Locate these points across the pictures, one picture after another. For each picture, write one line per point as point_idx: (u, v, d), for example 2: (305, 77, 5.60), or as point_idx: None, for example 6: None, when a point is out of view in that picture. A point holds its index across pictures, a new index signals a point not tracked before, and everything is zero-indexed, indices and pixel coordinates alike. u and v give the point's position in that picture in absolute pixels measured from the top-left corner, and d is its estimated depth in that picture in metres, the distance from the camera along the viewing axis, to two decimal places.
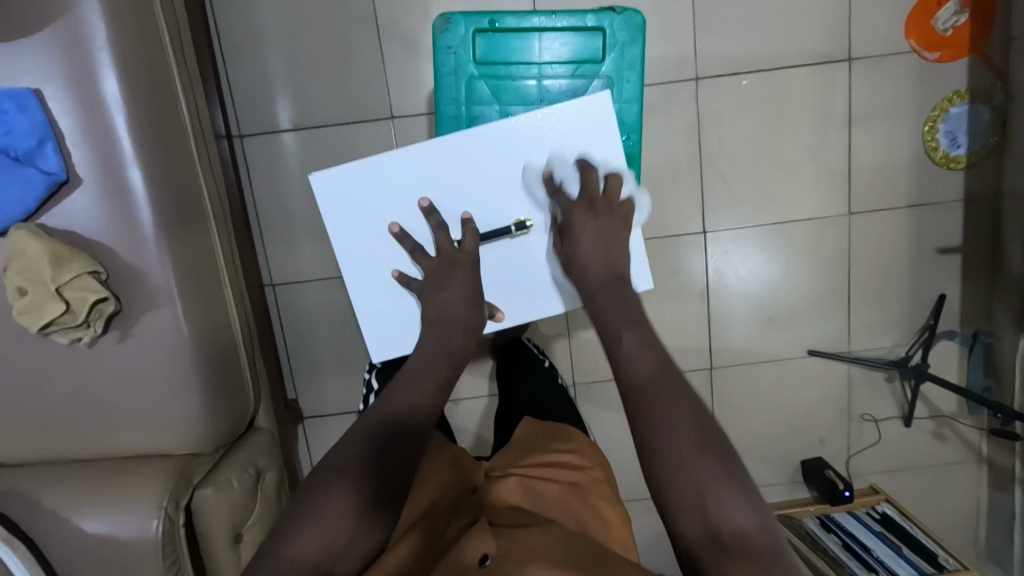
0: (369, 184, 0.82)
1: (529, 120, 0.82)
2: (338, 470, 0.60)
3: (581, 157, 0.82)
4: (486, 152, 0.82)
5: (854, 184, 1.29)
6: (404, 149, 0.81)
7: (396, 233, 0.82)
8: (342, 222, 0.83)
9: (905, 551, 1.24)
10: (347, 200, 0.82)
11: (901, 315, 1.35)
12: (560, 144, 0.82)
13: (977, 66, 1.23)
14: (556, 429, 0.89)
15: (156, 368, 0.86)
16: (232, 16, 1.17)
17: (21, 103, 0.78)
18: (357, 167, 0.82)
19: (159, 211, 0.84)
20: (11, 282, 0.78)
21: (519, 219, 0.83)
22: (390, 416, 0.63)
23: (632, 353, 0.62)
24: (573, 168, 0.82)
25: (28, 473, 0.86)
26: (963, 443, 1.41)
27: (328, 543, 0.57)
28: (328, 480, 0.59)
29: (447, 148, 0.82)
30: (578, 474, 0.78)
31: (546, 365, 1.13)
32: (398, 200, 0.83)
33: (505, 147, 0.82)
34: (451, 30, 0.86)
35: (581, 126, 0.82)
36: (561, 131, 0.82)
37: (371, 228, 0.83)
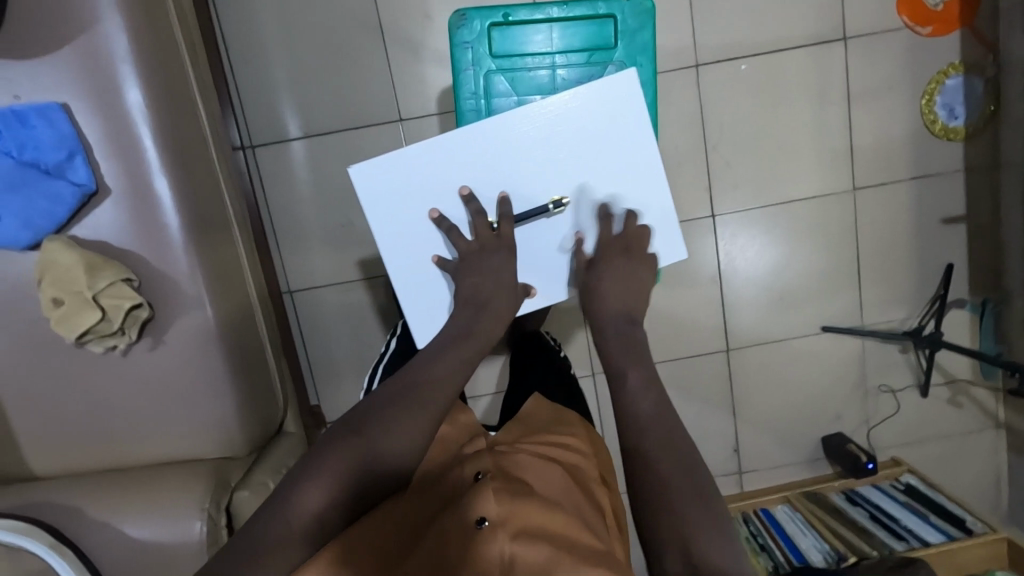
0: (407, 173, 0.82)
1: (563, 100, 0.81)
2: (352, 430, 0.62)
3: (618, 135, 0.82)
4: (521, 134, 0.82)
5: (855, 160, 1.31)
6: (434, 140, 0.81)
7: (436, 220, 0.82)
8: (382, 213, 0.82)
9: (931, 518, 1.26)
10: (381, 196, 0.82)
11: (910, 286, 1.37)
12: (596, 123, 0.81)
13: (968, 39, 1.27)
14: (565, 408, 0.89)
15: (190, 373, 0.87)
16: (238, 30, 1.19)
17: (48, 117, 0.79)
18: (393, 157, 0.81)
19: (186, 219, 0.85)
20: (47, 293, 0.79)
21: (556, 198, 0.83)
22: (408, 383, 0.66)
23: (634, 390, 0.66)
24: (609, 145, 0.82)
25: (67, 484, 0.86)
26: (980, 409, 1.42)
27: (330, 500, 0.58)
28: (339, 442, 0.61)
29: (480, 134, 0.81)
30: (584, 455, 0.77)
31: (558, 349, 1.16)
32: (431, 192, 0.83)
33: (541, 128, 0.82)
34: (467, 26, 0.89)
35: (616, 104, 0.81)
36: (597, 110, 0.81)
37: (404, 221, 0.83)
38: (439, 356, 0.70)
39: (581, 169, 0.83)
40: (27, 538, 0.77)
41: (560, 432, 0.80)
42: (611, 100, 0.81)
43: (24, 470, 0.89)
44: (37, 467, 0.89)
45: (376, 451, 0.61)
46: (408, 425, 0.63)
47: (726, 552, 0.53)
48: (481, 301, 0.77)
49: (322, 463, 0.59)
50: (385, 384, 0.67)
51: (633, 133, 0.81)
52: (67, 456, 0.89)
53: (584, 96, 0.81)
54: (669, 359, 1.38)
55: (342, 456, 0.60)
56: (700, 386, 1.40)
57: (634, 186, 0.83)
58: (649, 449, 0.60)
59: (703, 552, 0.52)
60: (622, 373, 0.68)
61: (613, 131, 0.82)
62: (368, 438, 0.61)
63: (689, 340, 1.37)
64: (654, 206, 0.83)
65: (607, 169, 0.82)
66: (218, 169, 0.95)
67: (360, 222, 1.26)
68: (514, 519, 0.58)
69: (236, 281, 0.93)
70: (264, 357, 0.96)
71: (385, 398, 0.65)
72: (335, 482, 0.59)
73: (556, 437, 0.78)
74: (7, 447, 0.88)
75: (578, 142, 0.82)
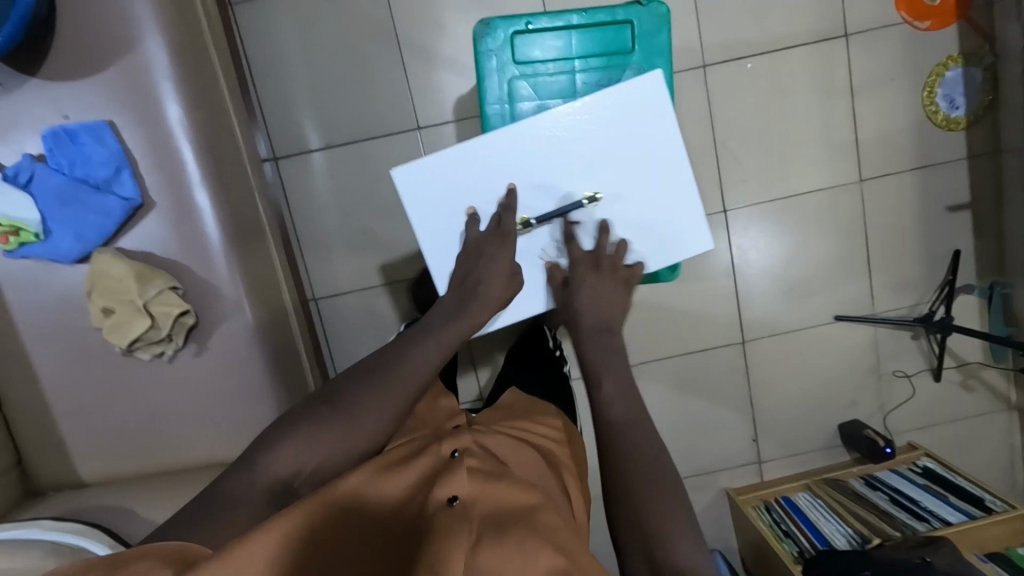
0: (447, 174, 0.85)
1: (597, 101, 0.83)
2: (326, 405, 0.70)
3: (650, 134, 0.84)
4: (554, 136, 0.84)
5: (861, 152, 1.35)
6: (471, 142, 0.84)
7: (472, 216, 0.85)
8: (423, 212, 0.85)
9: (951, 498, 1.28)
10: (422, 197, 0.85)
11: (919, 272, 1.40)
12: (628, 124, 0.84)
13: (966, 31, 1.31)
14: (540, 402, 0.96)
15: (233, 377, 0.90)
16: (260, 47, 1.23)
17: (98, 135, 0.83)
18: (434, 159, 0.84)
19: (225, 229, 0.88)
20: (98, 303, 0.84)
21: (589, 193, 0.86)
22: (388, 364, 0.73)
23: (610, 398, 0.76)
24: (642, 146, 0.84)
25: (118, 489, 0.89)
26: (992, 392, 1.45)
27: (299, 463, 0.66)
28: (313, 415, 0.69)
29: (518, 135, 0.84)
30: (553, 444, 0.84)
31: (554, 340, 1.15)
32: (468, 192, 0.85)
33: (575, 129, 0.84)
34: (491, 35, 0.94)
35: (648, 106, 0.83)
36: (630, 111, 0.84)
37: (444, 220, 0.85)
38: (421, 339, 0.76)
39: (612, 168, 0.85)
40: (92, 541, 0.76)
41: (533, 421, 0.88)
42: (642, 102, 0.83)
43: (74, 477, 0.92)
44: (86, 473, 0.92)
45: (357, 422, 0.69)
46: (383, 401, 0.71)
47: (688, 551, 0.60)
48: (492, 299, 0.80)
49: (306, 427, 0.67)
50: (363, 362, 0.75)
51: (662, 131, 0.84)
52: (115, 462, 0.92)
53: (613, 98, 0.83)
54: (687, 352, 1.41)
55: (328, 424, 0.68)
56: (718, 378, 1.42)
57: (662, 184, 0.85)
58: None
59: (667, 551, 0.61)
60: (598, 379, 0.78)
61: (641, 129, 0.84)
62: (344, 409, 0.69)
63: (705, 333, 1.40)
64: (683, 205, 0.86)
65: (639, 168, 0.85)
66: (250, 180, 0.99)
67: (381, 228, 1.29)
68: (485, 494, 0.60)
69: (270, 287, 0.96)
70: (298, 360, 1.00)
71: (366, 371, 0.73)
72: (303, 447, 0.66)
73: (532, 427, 0.86)
74: (58, 454, 0.91)
75: (607, 142, 0.84)
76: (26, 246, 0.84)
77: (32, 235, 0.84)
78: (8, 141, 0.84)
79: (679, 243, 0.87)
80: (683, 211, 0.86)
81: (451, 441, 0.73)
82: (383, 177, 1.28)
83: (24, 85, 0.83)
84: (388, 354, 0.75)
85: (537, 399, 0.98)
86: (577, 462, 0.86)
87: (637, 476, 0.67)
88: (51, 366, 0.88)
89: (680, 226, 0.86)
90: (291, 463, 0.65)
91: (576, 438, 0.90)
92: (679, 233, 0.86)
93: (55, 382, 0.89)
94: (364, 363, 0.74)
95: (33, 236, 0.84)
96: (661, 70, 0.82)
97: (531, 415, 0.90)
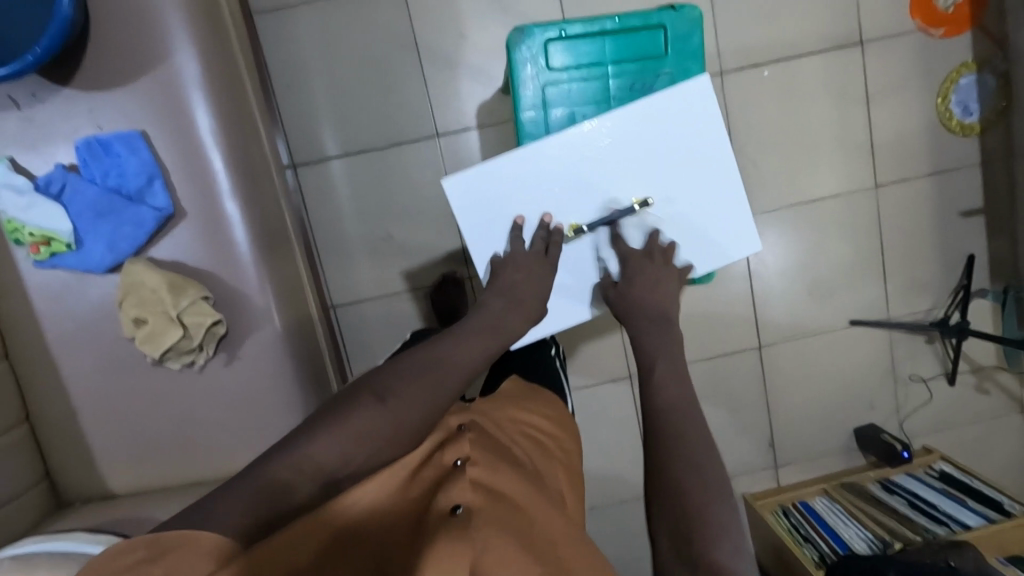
0: (500, 182, 0.85)
1: (647, 107, 0.84)
2: (375, 395, 0.57)
3: (699, 138, 0.84)
4: (606, 142, 0.85)
5: (876, 157, 1.36)
6: (522, 148, 0.84)
7: (518, 226, 0.84)
8: (473, 221, 0.85)
9: (969, 502, 1.29)
10: (474, 204, 0.85)
11: (934, 276, 1.41)
12: (679, 129, 0.84)
13: (979, 38, 1.32)
14: (540, 392, 0.91)
15: (262, 385, 0.90)
16: (281, 54, 1.23)
17: (131, 145, 0.83)
18: (484, 167, 0.84)
19: (254, 237, 0.88)
20: (129, 313, 0.84)
21: (639, 199, 0.86)
22: (433, 355, 0.63)
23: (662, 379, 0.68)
24: (692, 150, 0.85)
25: (147, 500, 0.89)
26: (1006, 394, 1.46)
27: (341, 456, 0.53)
28: (357, 401, 0.56)
29: (568, 141, 0.85)
30: (547, 435, 0.80)
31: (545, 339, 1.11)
32: (517, 199, 0.85)
33: (626, 135, 0.85)
34: (526, 42, 0.95)
35: (697, 111, 0.84)
36: (679, 116, 0.84)
37: (492, 229, 0.85)
38: (469, 336, 0.66)
39: (661, 172, 0.85)
40: None
41: (527, 409, 0.83)
42: (692, 107, 0.84)
43: (103, 488, 0.92)
44: (115, 483, 0.92)
45: (399, 418, 0.56)
46: (428, 397, 0.59)
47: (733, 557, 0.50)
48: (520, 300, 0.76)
49: (347, 418, 0.54)
50: (404, 355, 0.63)
51: (711, 136, 0.84)
52: (144, 472, 0.92)
53: (660, 100, 0.84)
54: (704, 357, 1.41)
55: (365, 419, 0.55)
56: (735, 383, 1.43)
57: (710, 187, 0.86)
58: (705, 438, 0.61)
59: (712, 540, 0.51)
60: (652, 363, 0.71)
61: (689, 133, 0.84)
62: (395, 409, 0.57)
63: (722, 338, 1.40)
64: (731, 206, 0.86)
65: (689, 172, 0.85)
66: (276, 188, 0.98)
67: (401, 235, 1.29)
68: (492, 508, 0.52)
69: (297, 294, 0.96)
70: (324, 367, 1.00)
71: (408, 368, 0.60)
72: (347, 440, 0.53)
73: (524, 418, 0.80)
74: (88, 464, 0.91)
75: (657, 145, 0.85)
76: (57, 256, 0.84)
77: (63, 245, 0.84)
78: (41, 151, 0.84)
79: (726, 244, 0.87)
80: (730, 213, 0.86)
81: (454, 441, 0.62)
82: (404, 185, 1.28)
83: (57, 96, 0.83)
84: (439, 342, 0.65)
85: (541, 391, 0.93)
86: (575, 454, 0.82)
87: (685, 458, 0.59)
88: (80, 377, 0.89)
89: (727, 228, 0.87)
90: (335, 458, 0.52)
91: (567, 431, 0.84)
92: (728, 234, 0.86)
93: (85, 393, 0.89)
94: (411, 350, 0.64)
95: (64, 246, 0.84)
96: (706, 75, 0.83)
97: (527, 402, 0.85)
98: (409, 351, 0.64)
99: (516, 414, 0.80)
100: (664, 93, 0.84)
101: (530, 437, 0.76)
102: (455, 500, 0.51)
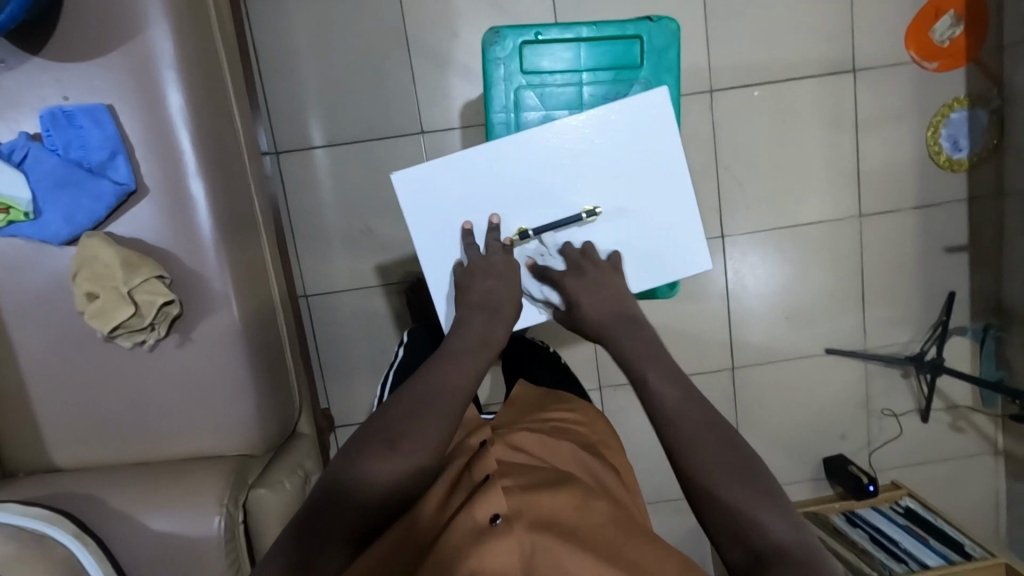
0: (459, 189, 0.84)
1: (603, 118, 0.84)
2: (382, 442, 0.57)
3: (657, 148, 0.84)
4: (560, 152, 0.84)
5: (863, 186, 1.35)
6: (473, 154, 0.84)
7: (467, 231, 0.83)
8: (425, 222, 0.84)
9: (931, 541, 1.27)
10: (424, 205, 0.84)
11: (913, 312, 1.40)
12: (637, 139, 0.84)
13: (974, 74, 1.31)
14: (558, 391, 0.88)
15: (213, 369, 0.90)
16: (270, 41, 1.23)
17: (96, 119, 0.83)
18: (436, 169, 0.84)
19: (218, 220, 0.88)
20: (82, 287, 0.84)
21: (587, 208, 0.85)
22: (429, 393, 0.62)
23: (658, 386, 0.61)
24: (648, 160, 0.84)
25: (87, 477, 0.88)
26: (980, 435, 1.44)
27: (368, 510, 0.55)
28: (369, 452, 0.56)
29: (522, 149, 0.84)
30: (579, 426, 0.78)
31: (548, 349, 1.06)
32: (471, 202, 0.84)
33: (579, 144, 0.84)
34: (500, 43, 0.94)
35: (648, 124, 0.84)
36: (634, 125, 0.84)
37: (445, 233, 0.84)
38: (459, 360, 0.66)
39: (617, 181, 0.85)
40: (52, 526, 0.79)
41: (552, 409, 0.81)
42: (641, 118, 0.84)
43: (46, 461, 0.92)
44: (59, 457, 0.92)
45: (409, 460, 0.57)
46: (432, 433, 0.59)
47: (783, 528, 0.50)
48: (493, 307, 0.74)
49: (360, 470, 0.56)
50: (398, 394, 0.62)
51: (671, 143, 0.83)
52: (88, 448, 0.91)
53: (624, 110, 0.83)
54: None
55: (381, 470, 0.56)
56: None
57: (664, 202, 0.85)
58: (717, 428, 0.57)
59: (760, 530, 0.50)
60: (638, 367, 0.64)
61: (653, 146, 0.84)
62: (403, 452, 0.57)
63: (695, 356, 1.39)
64: (686, 224, 0.85)
65: (653, 180, 0.84)
66: (248, 170, 0.97)
67: (378, 229, 1.29)
68: (530, 507, 0.55)
69: (262, 282, 0.95)
70: (283, 356, 0.99)
71: (405, 407, 0.60)
72: (367, 499, 0.55)
73: (551, 415, 0.79)
74: (34, 437, 0.91)
75: (615, 155, 0.84)
76: (15, 225, 0.84)
77: (21, 214, 0.84)
78: (5, 118, 0.84)
79: (676, 258, 0.85)
80: (682, 229, 0.85)
81: (479, 455, 0.63)
82: (385, 180, 1.27)
83: (27, 64, 0.83)
84: (426, 377, 0.63)
85: (559, 391, 0.89)
86: (612, 438, 0.80)
87: (699, 459, 0.55)
88: (29, 346, 0.88)
89: (682, 243, 0.85)
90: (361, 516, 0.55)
91: (601, 421, 0.82)
92: (687, 246, 0.85)
93: (35, 363, 0.89)
94: (408, 386, 0.63)
95: (22, 215, 0.84)
96: (667, 87, 0.82)
97: (552, 400, 0.84)
98: (402, 387, 0.63)
99: (547, 415, 0.79)
100: (615, 103, 0.84)
101: (568, 433, 0.75)
102: (493, 509, 0.53)
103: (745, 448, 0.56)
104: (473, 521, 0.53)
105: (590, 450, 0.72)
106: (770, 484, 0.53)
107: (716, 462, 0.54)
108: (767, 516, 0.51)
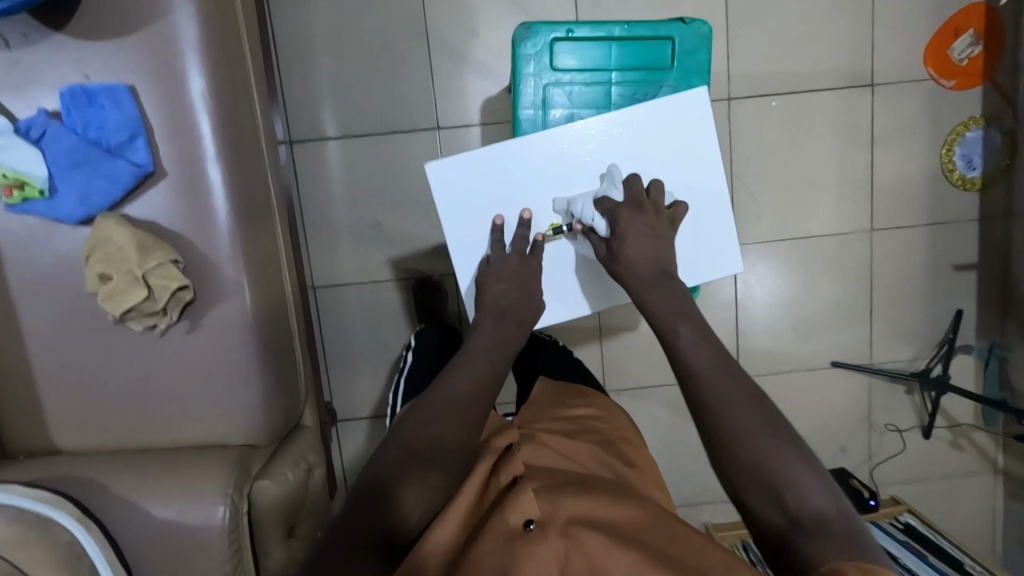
0: (488, 183, 0.84)
1: (640, 116, 0.83)
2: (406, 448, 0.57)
3: (695, 148, 0.84)
4: (592, 149, 0.84)
5: (874, 201, 1.35)
6: (503, 149, 0.83)
7: (496, 226, 0.82)
8: (455, 214, 0.84)
9: (930, 557, 1.26)
10: (454, 195, 0.84)
11: (919, 328, 1.40)
12: (676, 137, 0.83)
13: (990, 94, 1.31)
14: (576, 387, 0.88)
15: (223, 357, 0.89)
16: (288, 28, 1.22)
17: (117, 98, 0.82)
18: (467, 161, 0.83)
19: (235, 207, 0.87)
20: (95, 268, 0.83)
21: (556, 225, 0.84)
22: (447, 401, 0.61)
23: (687, 344, 0.61)
24: (685, 161, 0.84)
25: (89, 462, 0.87)
26: (980, 453, 1.45)
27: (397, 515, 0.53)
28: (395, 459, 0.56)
29: (558, 143, 0.84)
30: (600, 424, 0.78)
31: (553, 340, 1.07)
32: (500, 197, 0.84)
33: (616, 140, 0.84)
34: (531, 39, 0.94)
35: (685, 123, 0.83)
36: (673, 124, 0.83)
37: (474, 226, 0.84)
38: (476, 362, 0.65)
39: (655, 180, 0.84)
40: (55, 510, 0.78)
41: (573, 406, 0.81)
42: (681, 118, 0.83)
43: (48, 443, 0.91)
44: (61, 440, 0.90)
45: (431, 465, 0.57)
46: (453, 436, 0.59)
47: (817, 493, 0.51)
48: (506, 311, 0.73)
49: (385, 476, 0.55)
50: (416, 402, 0.61)
51: (709, 143, 0.83)
52: (91, 432, 0.90)
53: (655, 112, 0.83)
54: None
55: (399, 473, 0.55)
56: None
57: (692, 201, 0.84)
58: (737, 392, 0.56)
59: (796, 495, 0.51)
60: (671, 326, 0.63)
61: (689, 146, 0.84)
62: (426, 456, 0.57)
63: None
64: (713, 226, 0.85)
65: (691, 177, 0.84)
66: (265, 158, 0.96)
67: (389, 223, 1.28)
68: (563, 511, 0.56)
69: (274, 271, 0.94)
70: (292, 347, 0.97)
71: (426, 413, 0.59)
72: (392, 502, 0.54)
73: (572, 413, 0.79)
74: (36, 418, 0.90)
75: (654, 153, 0.84)
76: (29, 202, 0.83)
77: (36, 191, 0.83)
78: (25, 94, 0.83)
79: (705, 259, 0.85)
80: (711, 231, 0.85)
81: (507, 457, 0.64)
82: (398, 174, 1.27)
83: (47, 40, 0.82)
84: (444, 384, 0.62)
85: (577, 385, 0.89)
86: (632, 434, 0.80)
87: (726, 419, 0.55)
88: (36, 326, 0.87)
89: (716, 245, 0.85)
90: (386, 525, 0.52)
91: (623, 418, 0.82)
92: (720, 248, 0.85)
93: (42, 343, 0.88)
94: (425, 394, 0.62)
95: (37, 192, 0.83)
96: (703, 88, 0.82)
97: (571, 397, 0.84)
98: (420, 394, 0.62)
99: (568, 411, 0.79)
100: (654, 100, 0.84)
101: (591, 434, 0.75)
102: (525, 514, 0.55)
103: (773, 412, 0.55)
104: (507, 527, 0.54)
105: (610, 448, 0.73)
106: (799, 446, 0.53)
107: (739, 421, 0.54)
108: (804, 482, 0.51)
